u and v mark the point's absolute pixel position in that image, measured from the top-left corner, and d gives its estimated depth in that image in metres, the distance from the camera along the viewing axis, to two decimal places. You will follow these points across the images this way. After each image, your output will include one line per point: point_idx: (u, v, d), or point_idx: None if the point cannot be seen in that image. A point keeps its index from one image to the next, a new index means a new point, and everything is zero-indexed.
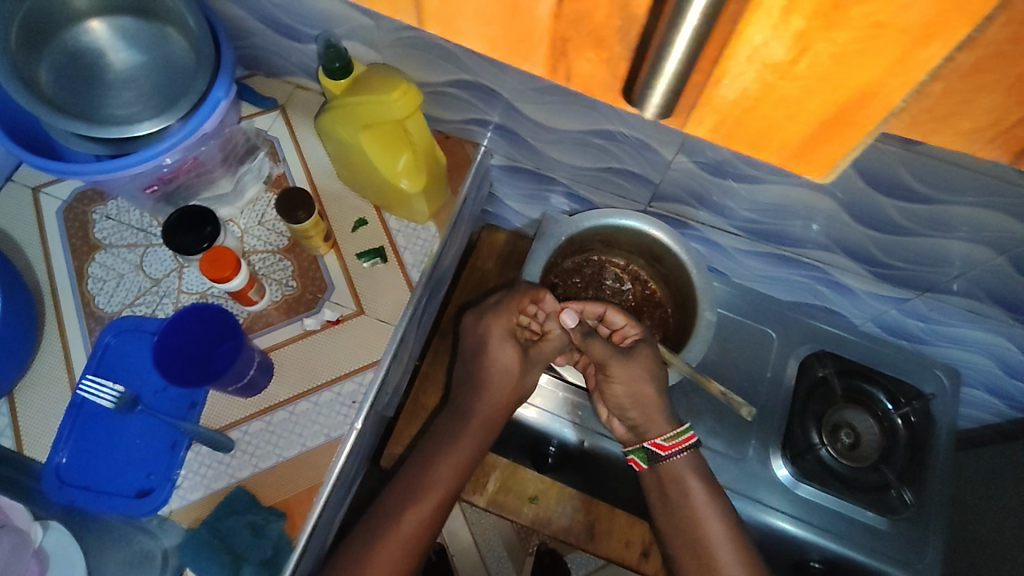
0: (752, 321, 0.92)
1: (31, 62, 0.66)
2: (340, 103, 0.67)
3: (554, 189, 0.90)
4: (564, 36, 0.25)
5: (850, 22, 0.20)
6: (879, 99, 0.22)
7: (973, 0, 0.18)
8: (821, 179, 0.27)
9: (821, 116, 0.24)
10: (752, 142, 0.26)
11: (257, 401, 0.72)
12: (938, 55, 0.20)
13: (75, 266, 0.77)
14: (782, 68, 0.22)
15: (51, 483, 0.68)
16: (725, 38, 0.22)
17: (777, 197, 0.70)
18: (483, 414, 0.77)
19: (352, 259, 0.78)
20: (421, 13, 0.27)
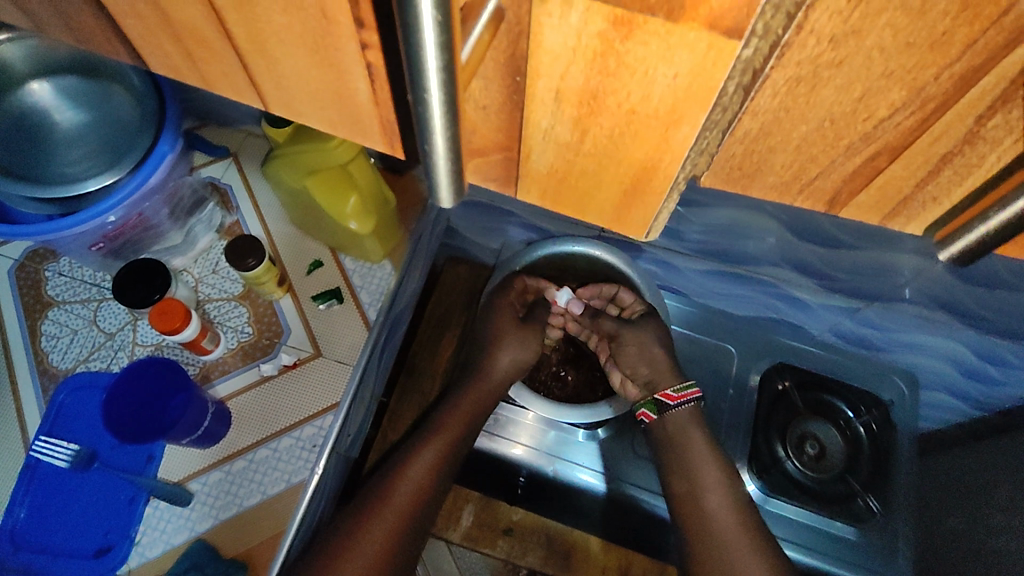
0: (712, 338, 0.93)
1: None
2: (285, 152, 0.68)
3: (509, 221, 0.90)
4: (389, 118, 0.31)
5: (610, 110, 0.29)
6: (659, 166, 0.32)
7: (695, 97, 0.26)
8: (641, 229, 0.40)
9: (624, 172, 0.33)
10: (582, 193, 0.37)
11: (214, 451, 0.71)
12: (689, 131, 0.29)
13: (28, 324, 0.76)
14: (573, 145, 0.32)
15: (6, 548, 0.67)
16: (523, 126, 0.32)
17: (724, 219, 0.71)
18: (470, 398, 0.79)
19: (308, 302, 0.79)
20: (268, 100, 0.33)
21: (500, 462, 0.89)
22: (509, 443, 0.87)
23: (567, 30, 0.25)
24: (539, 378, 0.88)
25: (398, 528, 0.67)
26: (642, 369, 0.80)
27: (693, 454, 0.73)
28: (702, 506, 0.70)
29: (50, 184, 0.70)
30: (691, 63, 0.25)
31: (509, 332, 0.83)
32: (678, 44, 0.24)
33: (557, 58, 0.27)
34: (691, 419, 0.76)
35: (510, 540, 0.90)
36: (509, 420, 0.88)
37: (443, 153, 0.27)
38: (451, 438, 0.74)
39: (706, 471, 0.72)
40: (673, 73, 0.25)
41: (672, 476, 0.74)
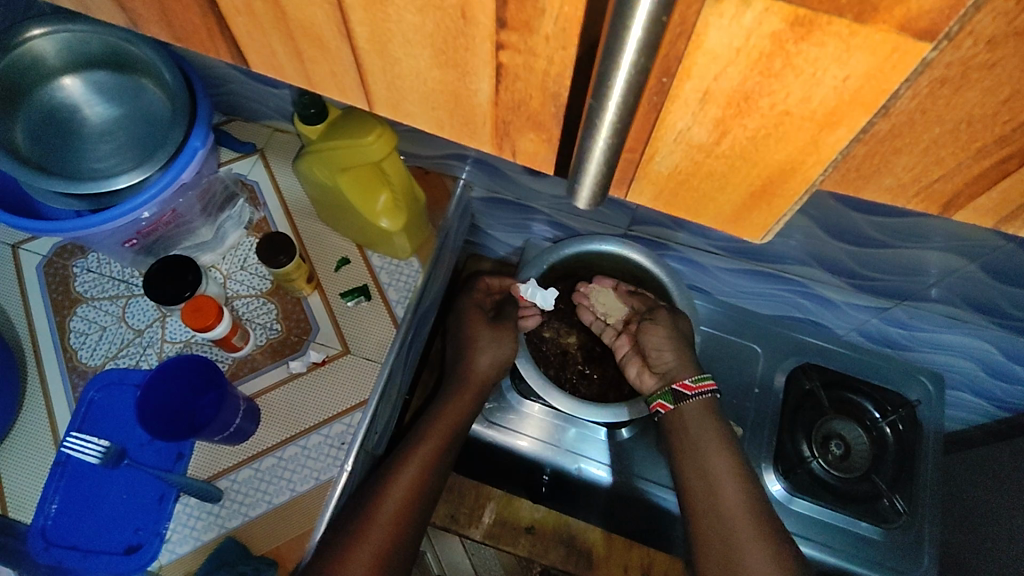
0: (737, 337, 0.93)
1: (8, 122, 0.67)
2: (316, 148, 0.68)
3: (534, 218, 0.93)
4: (505, 119, 0.26)
5: (760, 110, 0.21)
6: (799, 173, 0.24)
7: (867, 93, 0.19)
8: (758, 240, 0.29)
9: (749, 186, 0.25)
10: (687, 211, 0.28)
11: (245, 448, 0.71)
12: (846, 139, 0.21)
13: (57, 321, 0.77)
14: (705, 148, 0.24)
15: (35, 545, 0.66)
16: (652, 125, 0.24)
17: None
18: (452, 412, 0.78)
19: (336, 299, 0.79)
20: (370, 97, 0.28)
21: (517, 458, 0.88)
22: (516, 436, 0.86)
23: (730, 28, 0.19)
24: (564, 376, 0.87)
25: (388, 538, 0.67)
26: (668, 356, 0.78)
27: (698, 439, 0.73)
28: (717, 505, 0.69)
29: (74, 180, 0.68)
30: (869, 65, 0.19)
31: (486, 338, 0.82)
32: (860, 45, 0.18)
33: (714, 59, 0.20)
34: (712, 437, 0.73)
35: (532, 538, 0.87)
36: (520, 413, 0.87)
37: (595, 168, 0.25)
38: (432, 454, 0.74)
39: (714, 464, 0.72)
40: (846, 75, 0.19)
41: (689, 482, 0.72)
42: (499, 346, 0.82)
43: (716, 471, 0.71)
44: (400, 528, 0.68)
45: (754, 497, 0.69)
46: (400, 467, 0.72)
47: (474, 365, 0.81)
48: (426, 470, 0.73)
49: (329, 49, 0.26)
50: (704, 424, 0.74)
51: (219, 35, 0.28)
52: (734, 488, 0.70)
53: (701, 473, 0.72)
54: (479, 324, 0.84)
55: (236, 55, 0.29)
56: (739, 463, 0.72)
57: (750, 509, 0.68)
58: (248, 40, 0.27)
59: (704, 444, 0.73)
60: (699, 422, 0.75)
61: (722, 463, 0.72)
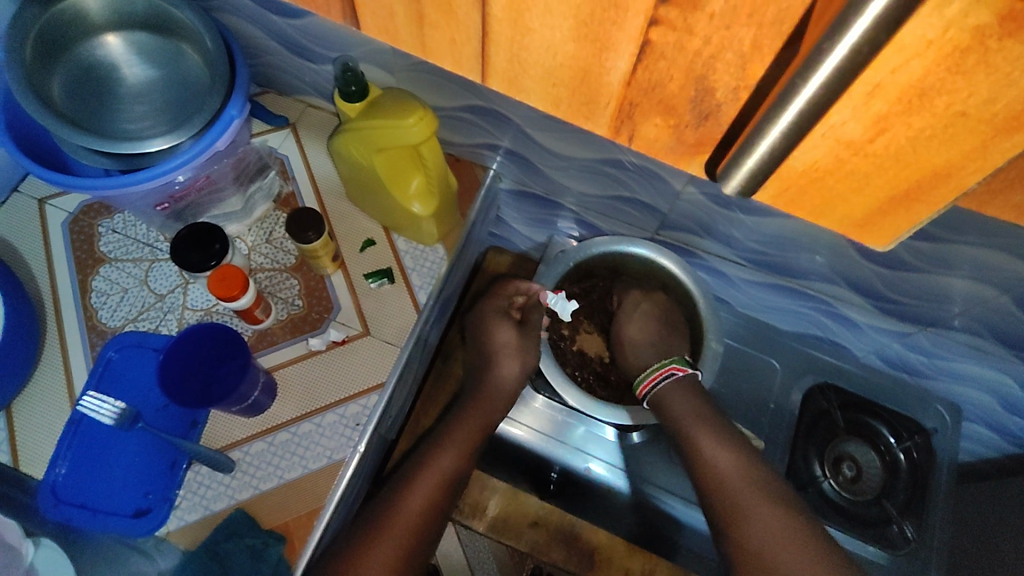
0: (754, 351, 0.92)
1: (44, 75, 0.67)
2: (356, 125, 0.67)
3: (561, 214, 0.93)
4: None
5: None
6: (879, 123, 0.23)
7: None
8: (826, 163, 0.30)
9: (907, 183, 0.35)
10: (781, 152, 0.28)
11: (258, 421, 0.71)
12: None
13: (79, 279, 0.76)
14: None
15: (46, 501, 0.65)
16: None
17: (779, 229, 0.73)
18: (469, 426, 0.77)
19: (359, 280, 0.79)
20: None
21: (518, 449, 0.88)
22: (514, 425, 0.85)
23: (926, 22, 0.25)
24: (581, 377, 0.86)
25: (405, 546, 0.67)
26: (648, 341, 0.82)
27: (698, 428, 0.75)
28: (725, 487, 0.70)
29: (107, 139, 0.68)
30: None
31: (509, 345, 0.82)
32: None
33: None
34: (710, 426, 0.75)
35: (535, 533, 0.87)
36: (524, 406, 0.86)
37: None
38: (449, 468, 0.73)
39: (720, 456, 0.73)
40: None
41: (695, 471, 0.73)
42: (522, 355, 0.82)
43: (711, 449, 0.73)
44: (420, 530, 0.69)
45: (762, 478, 0.70)
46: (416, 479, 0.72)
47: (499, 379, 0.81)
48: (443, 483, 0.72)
49: None
50: (688, 400, 0.76)
51: None
52: (738, 474, 0.70)
53: (705, 464, 0.73)
54: (503, 328, 0.83)
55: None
56: (741, 449, 0.73)
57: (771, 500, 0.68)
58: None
59: (701, 432, 0.74)
60: (692, 404, 0.76)
61: (725, 452, 0.73)
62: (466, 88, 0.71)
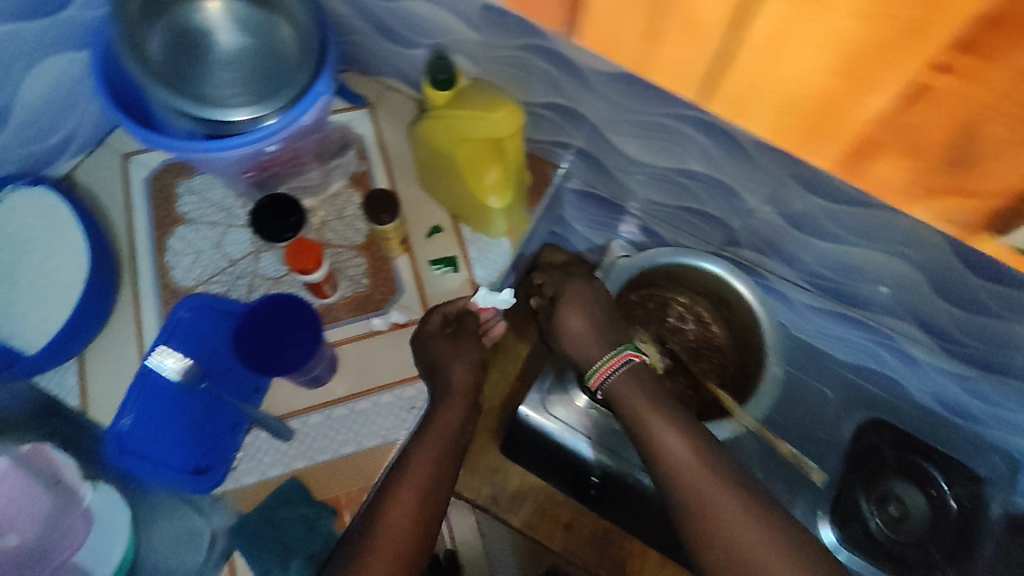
0: (808, 378, 0.91)
1: (145, 30, 0.70)
2: (442, 115, 0.67)
3: (624, 219, 0.92)
4: None
5: None
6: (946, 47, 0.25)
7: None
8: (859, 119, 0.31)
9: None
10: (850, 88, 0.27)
11: (317, 394, 0.72)
12: None
13: (156, 236, 0.78)
14: None
15: (113, 449, 0.68)
16: None
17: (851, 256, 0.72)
18: (443, 422, 0.64)
19: (424, 265, 0.80)
20: None
21: (557, 446, 0.93)
22: (548, 417, 0.93)
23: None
24: None
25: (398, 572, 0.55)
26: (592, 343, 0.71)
27: (642, 428, 0.64)
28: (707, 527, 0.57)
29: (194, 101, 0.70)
30: None
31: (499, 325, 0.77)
32: None
33: None
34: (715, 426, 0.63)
35: (569, 535, 0.87)
36: (569, 403, 0.92)
37: None
38: (422, 486, 0.59)
39: (721, 500, 0.58)
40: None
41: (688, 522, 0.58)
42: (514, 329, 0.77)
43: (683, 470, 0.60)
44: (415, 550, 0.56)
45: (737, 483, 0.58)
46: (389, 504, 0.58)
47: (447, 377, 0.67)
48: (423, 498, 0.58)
49: None
50: (637, 396, 0.66)
51: None
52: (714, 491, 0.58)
53: (717, 526, 0.57)
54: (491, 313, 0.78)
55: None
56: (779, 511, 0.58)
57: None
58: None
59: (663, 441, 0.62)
60: (636, 401, 0.66)
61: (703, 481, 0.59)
62: (551, 85, 0.72)
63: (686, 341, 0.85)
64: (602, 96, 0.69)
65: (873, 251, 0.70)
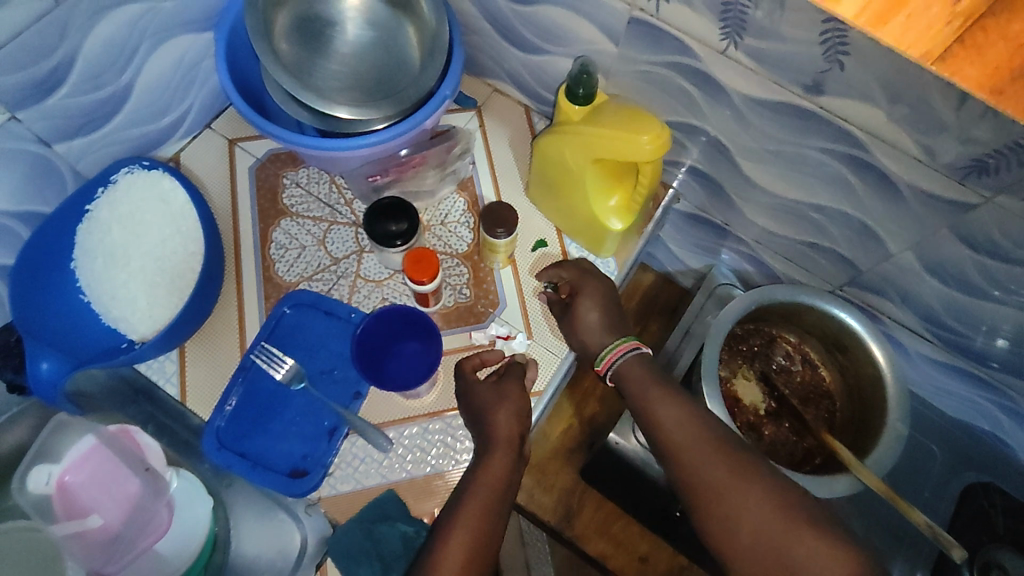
0: (913, 432, 0.86)
1: (274, 8, 0.69)
2: (575, 131, 0.65)
3: (728, 246, 0.88)
4: None
5: None
6: None
7: None
8: None
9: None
10: None
11: (418, 406, 0.69)
12: None
13: (260, 228, 0.77)
14: None
15: (210, 444, 0.66)
16: None
17: (994, 313, 0.68)
18: (487, 479, 0.59)
19: (527, 281, 0.77)
20: None
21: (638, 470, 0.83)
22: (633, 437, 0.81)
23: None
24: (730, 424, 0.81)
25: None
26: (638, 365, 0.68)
27: (664, 433, 0.59)
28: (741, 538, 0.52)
29: (307, 87, 0.68)
30: None
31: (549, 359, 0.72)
32: None
33: None
34: (699, 446, 0.57)
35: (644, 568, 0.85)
36: None
37: None
38: (470, 545, 0.54)
39: (744, 503, 0.53)
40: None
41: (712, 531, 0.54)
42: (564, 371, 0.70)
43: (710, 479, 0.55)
44: None
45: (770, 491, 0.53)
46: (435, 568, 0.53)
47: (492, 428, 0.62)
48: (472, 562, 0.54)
49: None
50: (644, 391, 0.62)
51: None
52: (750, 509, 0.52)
53: (737, 528, 0.53)
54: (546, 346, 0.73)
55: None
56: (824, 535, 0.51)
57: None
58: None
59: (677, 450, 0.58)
60: (669, 413, 0.60)
61: (732, 488, 0.54)
62: (688, 105, 0.69)
63: (792, 383, 0.82)
64: (747, 120, 0.65)
65: (1018, 309, 0.66)
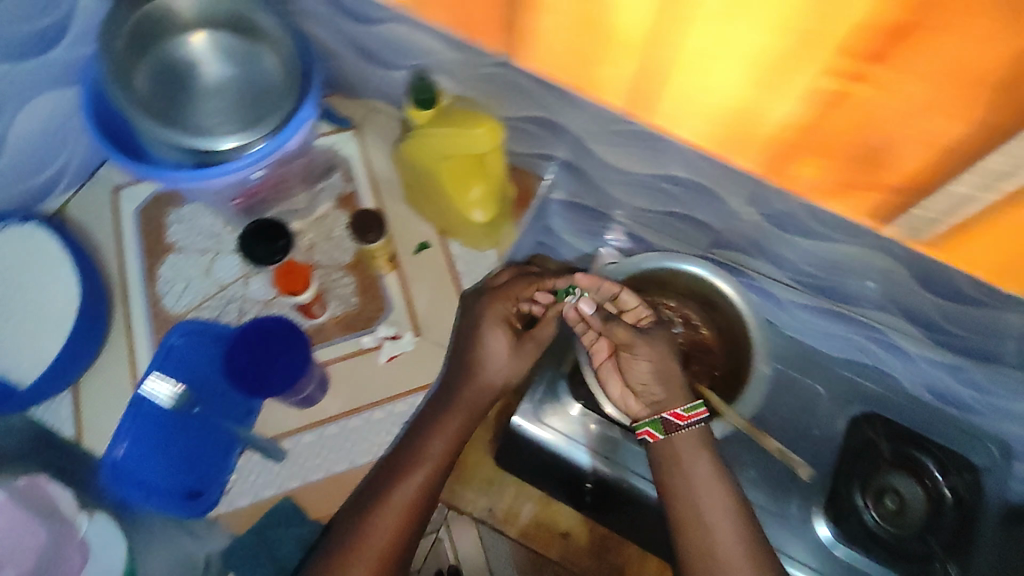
0: (802, 376, 0.91)
1: (132, 61, 0.71)
2: (423, 134, 0.69)
3: (610, 227, 0.93)
4: None
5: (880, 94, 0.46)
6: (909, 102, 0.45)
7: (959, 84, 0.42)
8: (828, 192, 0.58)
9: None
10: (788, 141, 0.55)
11: (309, 413, 0.73)
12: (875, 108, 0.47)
13: (147, 266, 0.79)
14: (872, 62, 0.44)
15: (107, 476, 0.69)
16: None
17: (839, 254, 0.74)
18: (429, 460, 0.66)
19: (413, 282, 0.80)
20: None
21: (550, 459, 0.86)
22: (541, 428, 0.84)
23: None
24: None
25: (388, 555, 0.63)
26: (654, 390, 0.71)
27: (694, 475, 0.66)
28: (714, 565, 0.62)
29: (185, 135, 0.72)
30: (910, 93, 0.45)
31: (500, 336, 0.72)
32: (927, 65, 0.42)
33: None
34: (725, 512, 0.64)
35: (566, 543, 0.91)
36: (565, 413, 0.85)
37: None
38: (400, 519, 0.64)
39: (733, 553, 0.62)
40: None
41: (685, 543, 0.64)
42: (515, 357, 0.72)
43: (715, 519, 0.64)
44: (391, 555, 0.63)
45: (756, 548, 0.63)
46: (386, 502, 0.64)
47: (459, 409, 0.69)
48: (415, 508, 0.65)
49: None
50: (698, 455, 0.67)
51: None
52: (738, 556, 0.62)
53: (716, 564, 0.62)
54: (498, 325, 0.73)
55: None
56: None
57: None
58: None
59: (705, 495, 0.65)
60: (703, 464, 0.66)
61: (729, 537, 0.63)
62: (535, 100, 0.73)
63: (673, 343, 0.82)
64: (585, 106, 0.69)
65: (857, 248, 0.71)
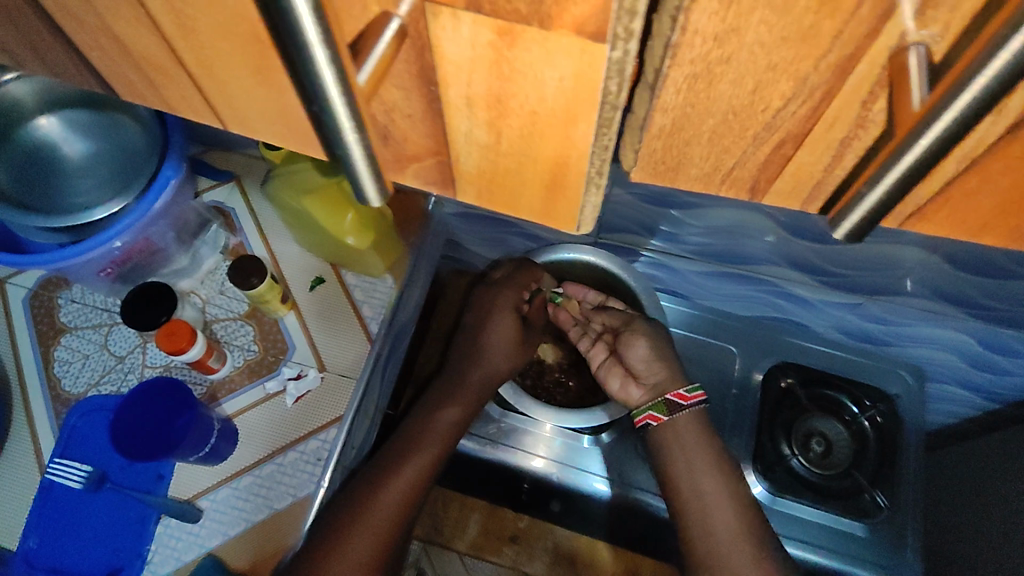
0: (714, 339, 0.94)
1: None
2: (285, 172, 0.71)
3: (508, 231, 0.93)
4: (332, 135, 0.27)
5: (514, 112, 0.23)
6: (572, 168, 0.25)
7: (585, 92, 0.21)
8: (576, 233, 0.30)
9: (543, 187, 0.27)
10: (508, 207, 0.30)
11: (223, 468, 0.73)
12: (590, 133, 0.23)
13: (41, 351, 0.78)
14: (495, 105, 0.23)
15: (21, 570, 0.69)
16: (443, 129, 0.26)
17: (722, 219, 0.74)
18: (439, 427, 0.74)
19: (312, 318, 0.81)
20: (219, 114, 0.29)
21: (508, 470, 0.86)
22: (529, 457, 0.83)
23: (460, 37, 0.21)
24: (541, 385, 0.87)
25: (387, 531, 0.67)
26: (656, 366, 0.76)
27: (692, 462, 0.71)
28: (715, 544, 0.67)
29: (61, 215, 0.71)
30: (571, 66, 0.20)
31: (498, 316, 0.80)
32: (556, 48, 0.20)
33: (457, 67, 0.22)
34: (723, 497, 0.69)
35: (516, 548, 0.88)
36: (535, 437, 0.84)
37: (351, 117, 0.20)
38: (409, 489, 0.69)
39: (722, 522, 0.68)
40: (560, 77, 0.21)
41: (685, 520, 0.70)
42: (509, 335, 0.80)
43: (713, 501, 0.69)
44: (393, 533, 0.68)
45: (750, 526, 0.68)
46: (389, 479, 0.69)
47: (460, 384, 0.78)
48: (413, 486, 0.69)
49: (171, 75, 0.27)
50: (696, 442, 0.72)
51: (116, 69, 0.29)
52: (736, 536, 0.67)
53: (711, 535, 0.68)
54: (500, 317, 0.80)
55: (165, 96, 0.29)
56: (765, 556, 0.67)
57: (735, 501, 0.69)
58: (170, 73, 0.27)
59: (706, 482, 0.70)
60: (705, 455, 0.71)
61: (728, 520, 0.68)
62: None
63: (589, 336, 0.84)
64: None
65: (732, 209, 0.71)
